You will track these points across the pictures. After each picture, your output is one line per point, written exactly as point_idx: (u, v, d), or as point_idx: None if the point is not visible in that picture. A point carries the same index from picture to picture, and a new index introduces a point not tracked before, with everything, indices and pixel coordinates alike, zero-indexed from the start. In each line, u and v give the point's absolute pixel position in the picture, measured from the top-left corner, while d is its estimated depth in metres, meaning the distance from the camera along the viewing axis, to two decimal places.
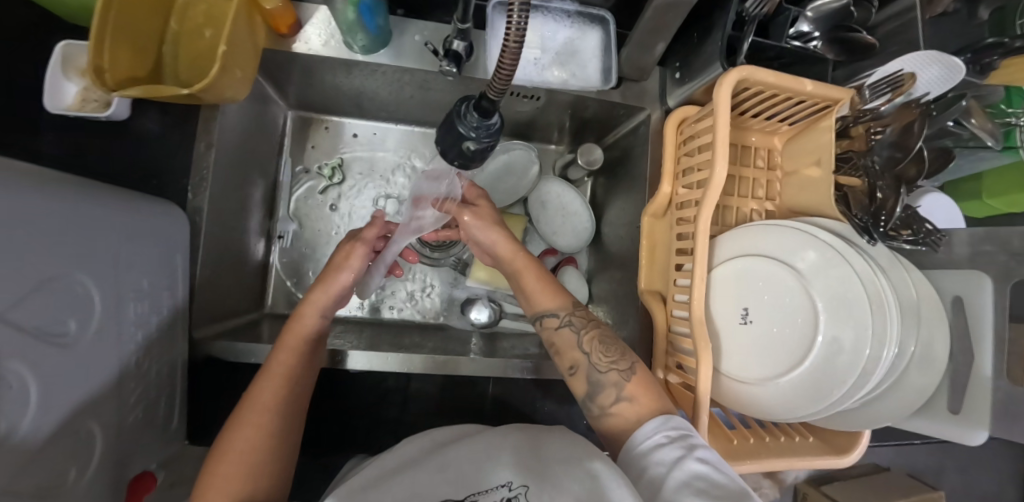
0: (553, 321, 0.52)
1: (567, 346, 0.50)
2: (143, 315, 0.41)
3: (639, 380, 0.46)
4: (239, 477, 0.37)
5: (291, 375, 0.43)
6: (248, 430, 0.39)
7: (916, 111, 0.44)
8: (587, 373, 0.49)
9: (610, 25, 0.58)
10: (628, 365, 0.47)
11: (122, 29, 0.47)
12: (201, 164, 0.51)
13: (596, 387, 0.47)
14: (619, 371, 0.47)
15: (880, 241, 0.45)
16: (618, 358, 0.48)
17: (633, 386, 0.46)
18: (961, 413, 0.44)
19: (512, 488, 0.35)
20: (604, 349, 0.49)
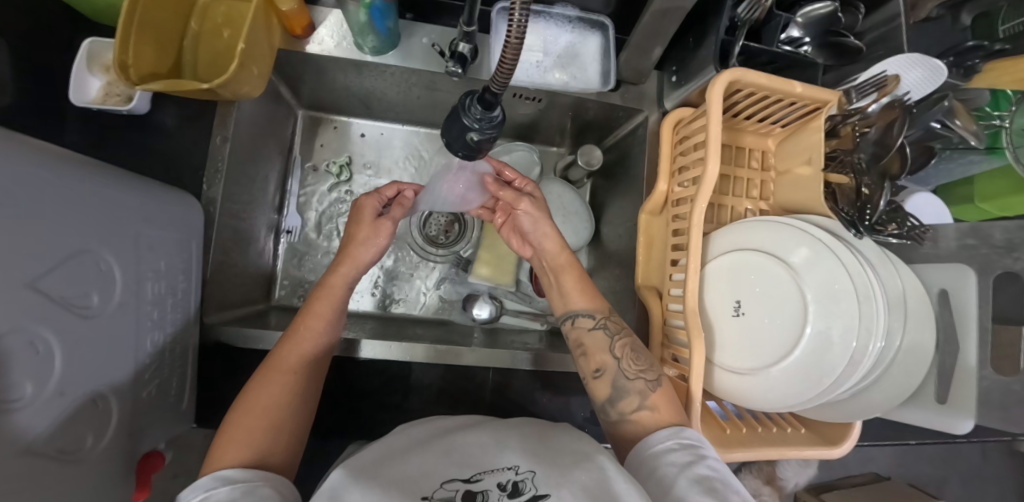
0: (586, 323, 0.54)
1: (597, 348, 0.52)
2: (159, 296, 0.43)
3: (663, 393, 0.47)
4: (261, 430, 0.42)
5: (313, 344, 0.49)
6: (272, 389, 0.45)
7: (898, 110, 0.46)
8: (613, 378, 0.50)
9: (609, 30, 0.60)
10: (656, 376, 0.48)
11: (147, 27, 0.49)
12: (216, 156, 0.54)
13: (620, 393, 0.48)
14: (646, 381, 0.48)
15: (867, 234, 0.47)
16: (646, 369, 0.49)
17: (656, 395, 0.47)
18: (948, 403, 0.45)
19: (519, 472, 0.36)
20: (635, 358, 0.50)
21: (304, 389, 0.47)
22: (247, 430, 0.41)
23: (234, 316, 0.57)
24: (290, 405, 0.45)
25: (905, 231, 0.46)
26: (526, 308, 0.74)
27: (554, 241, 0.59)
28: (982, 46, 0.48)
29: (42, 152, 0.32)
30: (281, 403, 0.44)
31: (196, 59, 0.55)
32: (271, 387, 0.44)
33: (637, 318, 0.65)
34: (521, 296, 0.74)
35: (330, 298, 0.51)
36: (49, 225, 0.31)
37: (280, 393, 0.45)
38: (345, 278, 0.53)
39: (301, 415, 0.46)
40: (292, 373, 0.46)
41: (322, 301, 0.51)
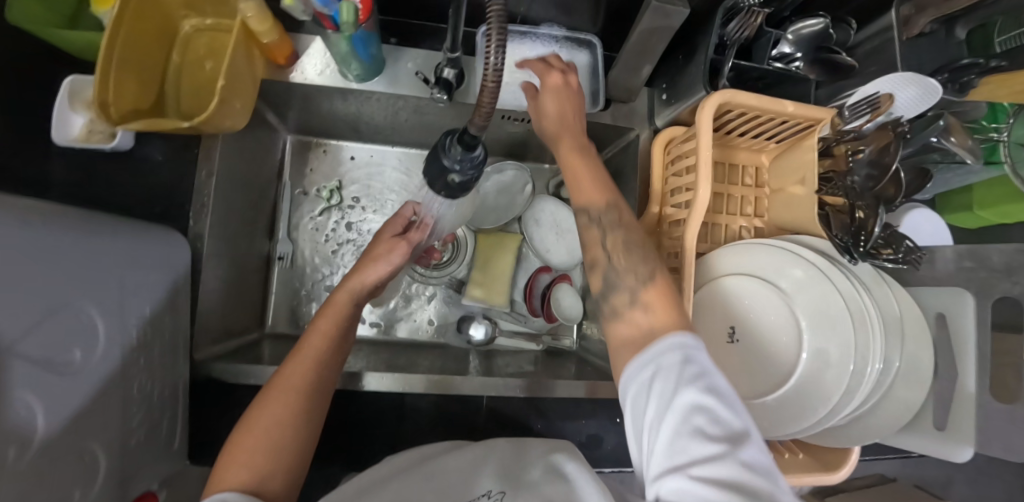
0: (586, 218, 0.45)
1: (590, 240, 0.45)
2: (145, 340, 0.43)
3: (658, 289, 0.39)
4: (260, 455, 0.42)
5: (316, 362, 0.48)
6: (272, 410, 0.44)
7: (892, 133, 0.44)
8: (603, 271, 0.43)
9: (597, 49, 0.60)
10: (649, 272, 0.40)
11: (127, 64, 0.49)
12: (203, 190, 0.53)
13: (610, 289, 0.41)
14: (637, 277, 0.40)
15: (863, 260, 0.44)
16: (639, 263, 0.41)
17: (650, 294, 0.39)
18: (947, 430, 0.44)
19: (490, 494, 0.39)
20: (627, 251, 0.42)
21: (307, 408, 0.46)
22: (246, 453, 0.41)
23: (227, 348, 0.57)
24: (290, 427, 0.44)
25: (902, 257, 0.43)
26: (521, 328, 0.75)
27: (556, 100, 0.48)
28: (977, 63, 0.46)
29: (15, 210, 0.31)
30: (281, 425, 0.44)
31: (180, 93, 0.55)
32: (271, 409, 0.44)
33: None
34: (515, 316, 0.75)
35: (333, 315, 0.51)
36: (25, 287, 0.30)
37: (280, 415, 0.44)
38: (349, 296, 0.52)
39: (305, 437, 0.45)
40: (292, 393, 0.46)
41: (325, 319, 0.51)
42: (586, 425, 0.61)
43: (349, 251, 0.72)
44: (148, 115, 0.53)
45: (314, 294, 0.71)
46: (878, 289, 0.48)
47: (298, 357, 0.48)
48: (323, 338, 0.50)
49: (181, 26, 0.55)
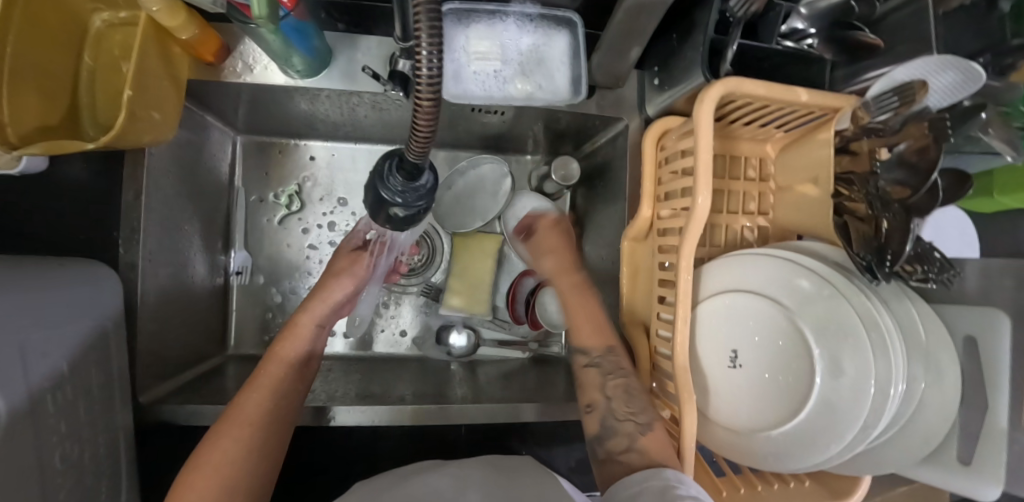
0: (585, 359, 0.56)
1: (592, 385, 0.53)
2: (68, 402, 0.38)
3: (655, 436, 0.45)
4: (214, 493, 0.38)
5: (276, 389, 0.47)
6: (226, 443, 0.41)
7: (926, 124, 0.36)
8: (602, 416, 0.51)
9: (579, 28, 0.50)
10: (648, 419, 0.47)
11: (27, 73, 0.41)
12: (132, 215, 0.47)
13: (608, 433, 0.49)
14: (636, 423, 0.47)
15: (888, 280, 0.38)
16: (638, 411, 0.48)
17: (647, 440, 0.45)
18: (972, 465, 0.40)
19: None
20: (628, 400, 0.50)
21: (267, 439, 0.44)
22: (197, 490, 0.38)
23: (182, 383, 0.53)
24: (248, 458, 0.42)
25: (932, 277, 0.37)
26: (504, 336, 0.69)
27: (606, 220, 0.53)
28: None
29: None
30: (237, 458, 0.41)
31: (95, 102, 0.47)
32: (227, 440, 0.41)
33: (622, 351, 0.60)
34: (498, 323, 0.69)
35: (293, 341, 0.52)
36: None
37: (238, 446, 0.41)
38: (315, 315, 0.54)
39: (263, 470, 0.43)
40: (251, 423, 0.43)
41: (286, 345, 0.51)
42: (575, 449, 0.61)
43: (313, 261, 0.66)
44: (59, 132, 0.45)
45: (280, 310, 0.65)
46: (897, 304, 0.43)
47: (254, 387, 0.46)
48: (282, 365, 0.49)
49: (90, 19, 0.47)
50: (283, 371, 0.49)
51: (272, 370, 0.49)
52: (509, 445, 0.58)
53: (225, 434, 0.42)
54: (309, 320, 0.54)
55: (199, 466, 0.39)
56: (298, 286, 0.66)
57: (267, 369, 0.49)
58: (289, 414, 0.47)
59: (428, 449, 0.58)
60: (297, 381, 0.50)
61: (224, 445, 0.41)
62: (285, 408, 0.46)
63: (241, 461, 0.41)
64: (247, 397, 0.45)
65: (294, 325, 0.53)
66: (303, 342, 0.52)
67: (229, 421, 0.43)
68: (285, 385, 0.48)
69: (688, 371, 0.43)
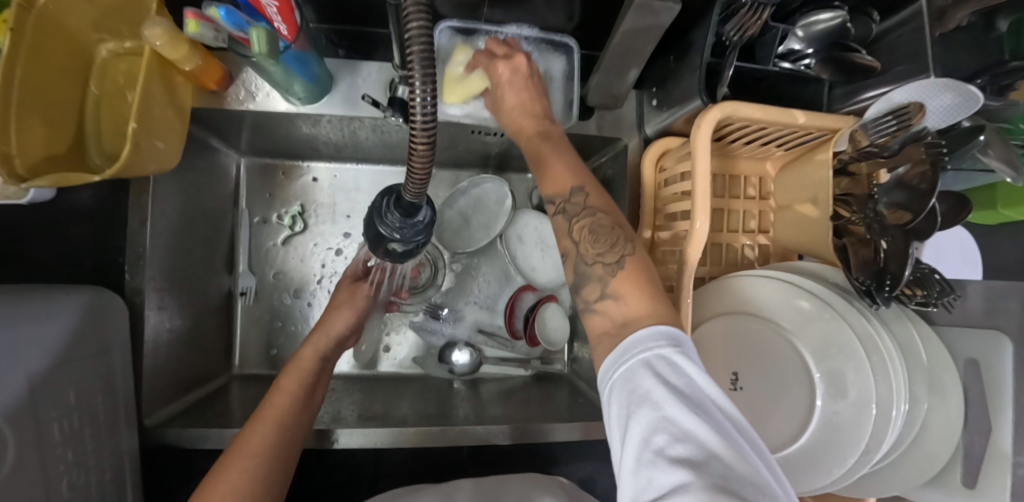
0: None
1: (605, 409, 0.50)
2: (72, 431, 0.38)
3: (629, 275, 0.37)
4: None
5: (283, 425, 0.45)
6: (230, 478, 0.39)
7: (926, 150, 0.37)
8: (574, 264, 0.40)
9: (575, 53, 0.51)
10: (618, 258, 0.38)
11: (33, 105, 0.42)
12: (137, 242, 0.47)
13: (580, 281, 0.39)
14: (606, 265, 0.38)
15: (887, 303, 0.38)
16: (607, 250, 0.38)
17: (619, 283, 0.36)
18: (977, 490, 0.39)
19: None
20: (596, 239, 0.39)
21: (272, 474, 0.42)
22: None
23: (187, 404, 0.53)
24: (255, 492, 0.40)
25: (932, 299, 0.37)
26: (508, 354, 0.69)
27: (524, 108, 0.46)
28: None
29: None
30: (244, 492, 0.39)
31: (101, 131, 0.48)
32: (234, 472, 0.40)
33: None
34: (500, 342, 0.69)
35: (297, 372, 0.50)
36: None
37: (245, 478, 0.40)
38: (317, 348, 0.54)
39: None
40: (257, 454, 0.42)
41: (288, 378, 0.49)
42: (578, 467, 0.61)
43: (314, 281, 0.66)
44: (65, 161, 0.46)
45: (283, 331, 0.65)
46: (897, 325, 0.43)
47: (259, 419, 0.44)
48: (288, 398, 0.47)
49: (95, 50, 0.48)
50: (288, 404, 0.46)
51: (277, 405, 0.46)
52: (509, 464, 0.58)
53: (228, 467, 0.40)
54: (314, 352, 0.53)
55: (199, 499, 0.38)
56: (300, 305, 0.66)
57: (272, 401, 0.46)
58: (294, 446, 0.45)
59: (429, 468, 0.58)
60: (301, 414, 0.47)
61: (231, 479, 0.39)
62: (291, 439, 0.44)
63: (247, 495, 0.39)
64: (251, 430, 0.43)
65: (298, 359, 0.52)
66: (309, 368, 0.51)
67: (235, 454, 0.41)
68: (290, 420, 0.46)
69: None
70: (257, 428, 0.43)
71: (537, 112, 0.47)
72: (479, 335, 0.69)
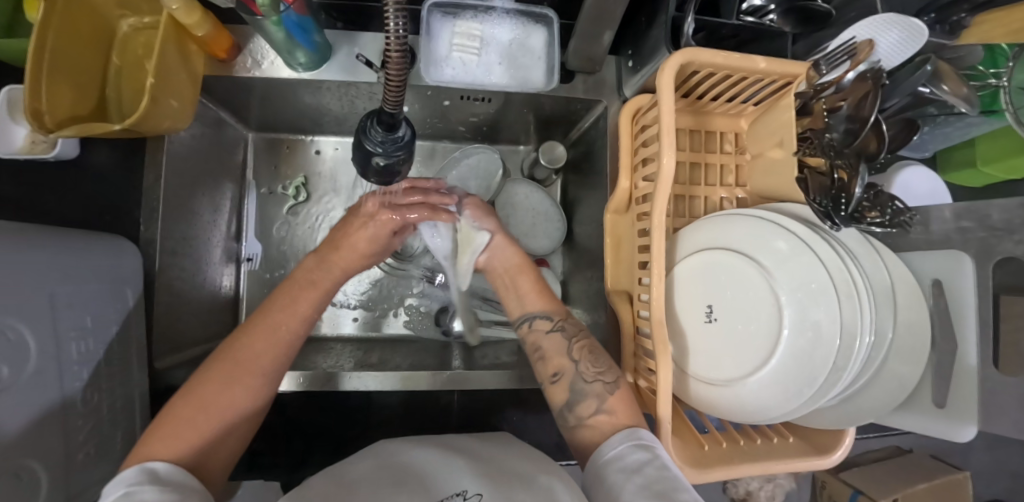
0: (544, 325, 0.52)
1: (555, 352, 0.50)
2: (87, 353, 0.43)
3: (622, 395, 0.45)
4: (198, 438, 0.37)
5: (280, 346, 0.44)
6: (223, 396, 0.39)
7: (870, 82, 0.40)
8: (570, 381, 0.47)
9: (553, 22, 0.54)
10: (615, 377, 0.46)
11: (60, 65, 0.46)
12: (150, 195, 0.51)
13: (577, 397, 0.46)
14: (604, 383, 0.46)
15: (845, 225, 0.41)
16: (605, 369, 0.47)
17: (614, 400, 0.45)
18: (947, 408, 0.40)
19: (467, 497, 0.36)
20: (594, 359, 0.48)
21: (259, 399, 0.42)
22: (188, 429, 0.37)
23: (196, 353, 0.57)
24: (241, 415, 0.40)
25: (888, 220, 0.41)
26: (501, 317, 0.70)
27: (518, 247, 0.56)
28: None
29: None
30: (231, 410, 0.40)
31: (121, 96, 0.53)
32: (237, 391, 0.40)
33: (608, 323, 0.60)
34: (494, 306, 0.69)
35: (311, 295, 0.47)
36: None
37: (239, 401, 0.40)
38: (334, 279, 0.49)
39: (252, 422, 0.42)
40: (255, 375, 0.41)
41: (299, 299, 0.46)
42: None
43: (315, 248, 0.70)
44: (89, 122, 0.51)
45: None
46: (868, 259, 0.44)
47: (260, 333, 0.43)
48: (296, 319, 0.45)
49: (117, 25, 0.53)
50: (292, 330, 0.45)
51: (284, 327, 0.44)
52: (499, 416, 0.60)
53: (226, 385, 0.40)
54: (331, 280, 0.49)
55: (193, 407, 0.38)
56: None
57: (278, 319, 0.44)
58: (287, 368, 0.45)
59: (421, 418, 0.60)
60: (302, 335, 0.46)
61: (222, 397, 0.39)
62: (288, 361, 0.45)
63: (238, 416, 0.40)
64: (246, 343, 0.42)
65: (317, 274, 0.48)
66: (328, 282, 0.49)
67: (232, 372, 0.40)
68: (290, 338, 0.44)
69: (664, 325, 0.45)
70: (252, 345, 0.42)
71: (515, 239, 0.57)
72: (476, 299, 0.68)
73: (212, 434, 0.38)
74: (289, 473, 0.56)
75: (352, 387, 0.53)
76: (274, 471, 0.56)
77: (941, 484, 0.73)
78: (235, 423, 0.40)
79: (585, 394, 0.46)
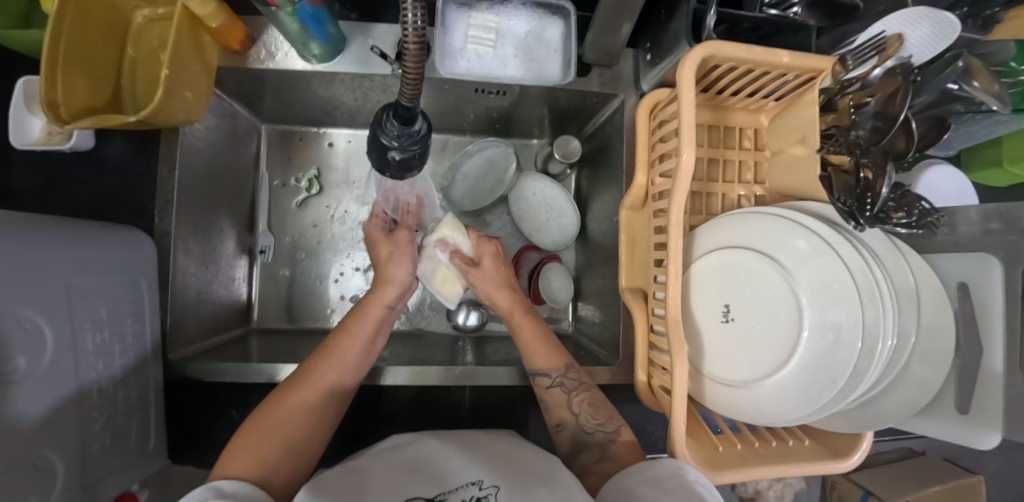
0: (545, 380, 0.51)
1: (556, 405, 0.50)
2: (103, 344, 0.43)
3: (627, 443, 0.45)
4: (269, 448, 0.38)
5: (343, 363, 0.47)
6: (293, 406, 0.42)
7: (900, 78, 0.38)
8: (574, 434, 0.48)
9: (571, 14, 0.53)
10: (616, 428, 0.47)
11: (74, 56, 0.46)
12: (166, 187, 0.52)
13: (581, 448, 0.47)
14: (607, 434, 0.46)
15: (871, 225, 0.40)
16: (605, 421, 0.47)
17: (619, 446, 0.45)
18: (970, 414, 0.39)
19: (483, 488, 0.37)
20: (594, 411, 0.48)
21: (326, 414, 0.44)
22: (257, 444, 0.38)
23: (209, 345, 0.57)
24: (308, 428, 0.42)
25: (915, 221, 0.40)
26: None
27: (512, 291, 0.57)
28: None
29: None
30: (299, 421, 0.41)
31: (136, 89, 0.53)
32: (303, 404, 0.42)
33: (623, 321, 0.60)
34: None
35: (369, 317, 0.50)
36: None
37: (306, 412, 0.42)
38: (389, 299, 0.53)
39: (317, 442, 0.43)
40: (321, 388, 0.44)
41: (360, 322, 0.50)
42: None
43: (329, 241, 0.70)
44: (104, 113, 0.51)
45: (297, 289, 0.69)
46: (890, 259, 0.43)
47: (328, 354, 0.46)
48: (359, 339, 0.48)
49: (131, 16, 0.52)
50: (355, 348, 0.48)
51: (349, 345, 0.48)
52: (512, 412, 0.60)
53: (297, 396, 0.42)
54: (379, 300, 0.52)
55: (266, 422, 0.40)
56: (314, 263, 0.69)
57: (341, 340, 0.48)
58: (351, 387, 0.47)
59: (434, 414, 0.60)
60: (365, 358, 0.49)
61: (293, 407, 0.42)
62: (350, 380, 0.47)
63: (304, 427, 0.41)
64: (318, 362, 0.46)
65: (370, 300, 0.52)
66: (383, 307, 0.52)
67: (302, 385, 0.43)
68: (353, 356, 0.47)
69: (681, 324, 0.44)
70: (323, 363, 0.45)
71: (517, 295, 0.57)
72: None
73: (282, 444, 0.39)
74: None
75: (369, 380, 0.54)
76: None
77: (956, 488, 0.72)
78: (300, 439, 0.41)
79: (588, 446, 0.46)
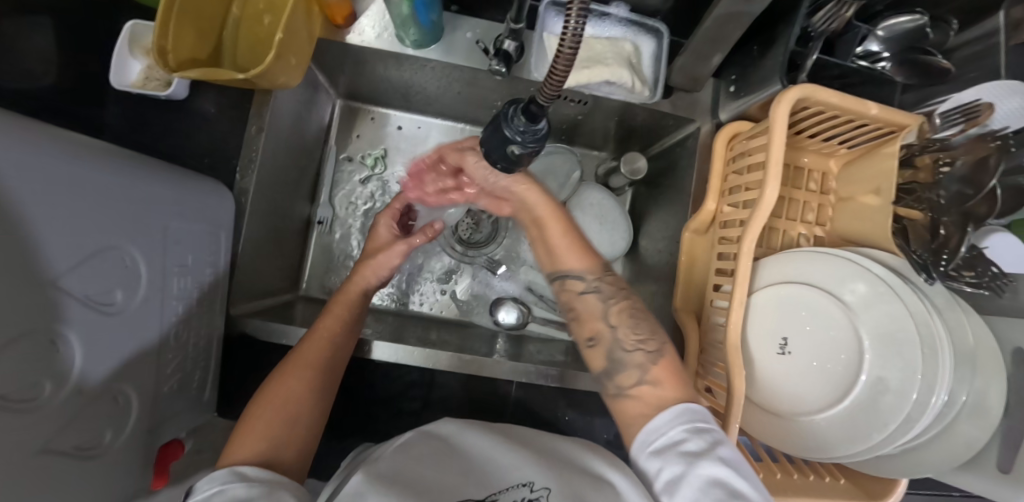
0: (578, 285, 0.48)
1: (590, 314, 0.47)
2: (184, 289, 0.44)
3: (666, 365, 0.44)
4: (270, 429, 0.38)
5: (330, 341, 0.46)
6: (286, 387, 0.42)
7: (992, 145, 0.40)
8: (608, 349, 0.46)
9: (665, 37, 0.56)
10: (657, 347, 0.45)
11: (189, 7, 0.47)
12: (251, 146, 0.53)
13: (617, 366, 0.45)
14: (646, 353, 0.44)
15: (939, 281, 0.42)
16: (646, 338, 0.45)
17: (659, 369, 0.43)
18: (1012, 473, 0.41)
19: (534, 490, 0.36)
20: (634, 326, 0.46)
21: (322, 392, 0.43)
22: (261, 428, 0.38)
23: (266, 306, 0.58)
24: (306, 406, 0.41)
25: (983, 281, 0.41)
26: (555, 317, 0.70)
27: (538, 192, 0.49)
28: None
29: (64, 145, 0.31)
30: (296, 399, 0.41)
31: (236, 47, 0.53)
32: (294, 384, 0.42)
33: (671, 337, 0.61)
34: (549, 304, 0.71)
35: (347, 299, 0.50)
36: (61, 221, 0.30)
37: (300, 389, 0.42)
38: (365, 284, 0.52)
39: (320, 420, 0.43)
40: (312, 367, 0.44)
41: (340, 304, 0.50)
42: (614, 423, 0.61)
43: None
44: (204, 66, 0.52)
45: (349, 263, 0.69)
46: (951, 313, 0.44)
47: (313, 336, 0.46)
48: (338, 320, 0.48)
49: None
50: (336, 327, 0.48)
51: (331, 325, 0.47)
52: (552, 414, 0.61)
53: (288, 378, 0.42)
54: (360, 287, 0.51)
55: (264, 404, 0.40)
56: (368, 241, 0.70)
57: (323, 322, 0.47)
58: (339, 366, 0.46)
59: (477, 406, 0.61)
60: (349, 338, 0.48)
61: (288, 388, 0.42)
62: (341, 360, 0.47)
63: (300, 403, 0.41)
64: (306, 345, 0.45)
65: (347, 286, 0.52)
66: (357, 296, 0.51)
67: (293, 367, 0.43)
68: (336, 337, 0.47)
69: (739, 350, 0.45)
70: (310, 345, 0.45)
71: (535, 183, 0.49)
72: (532, 296, 0.71)
73: (282, 422, 0.39)
74: (344, 435, 0.58)
75: (372, 356, 0.55)
76: (328, 432, 0.58)
77: None
78: (299, 419, 0.40)
79: (624, 364, 0.44)
